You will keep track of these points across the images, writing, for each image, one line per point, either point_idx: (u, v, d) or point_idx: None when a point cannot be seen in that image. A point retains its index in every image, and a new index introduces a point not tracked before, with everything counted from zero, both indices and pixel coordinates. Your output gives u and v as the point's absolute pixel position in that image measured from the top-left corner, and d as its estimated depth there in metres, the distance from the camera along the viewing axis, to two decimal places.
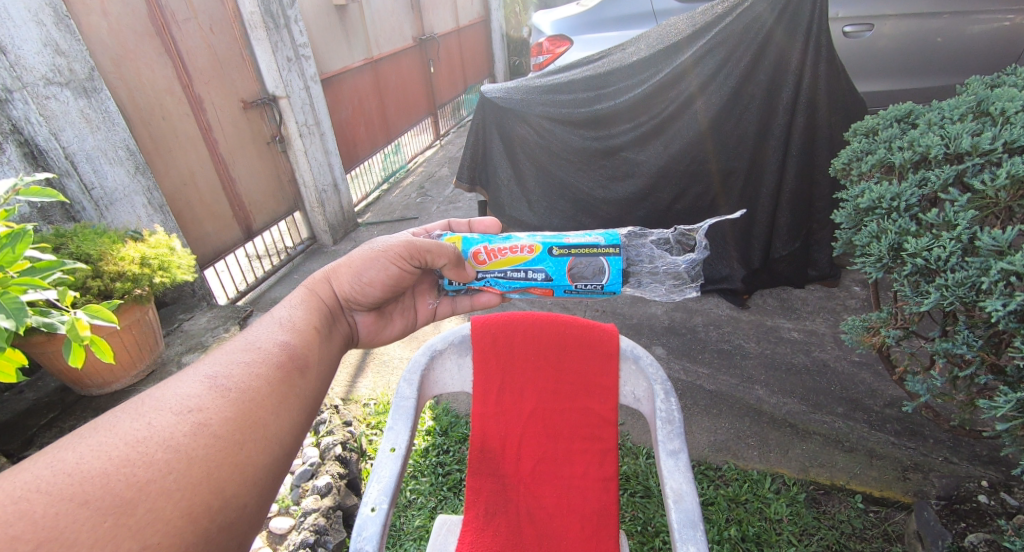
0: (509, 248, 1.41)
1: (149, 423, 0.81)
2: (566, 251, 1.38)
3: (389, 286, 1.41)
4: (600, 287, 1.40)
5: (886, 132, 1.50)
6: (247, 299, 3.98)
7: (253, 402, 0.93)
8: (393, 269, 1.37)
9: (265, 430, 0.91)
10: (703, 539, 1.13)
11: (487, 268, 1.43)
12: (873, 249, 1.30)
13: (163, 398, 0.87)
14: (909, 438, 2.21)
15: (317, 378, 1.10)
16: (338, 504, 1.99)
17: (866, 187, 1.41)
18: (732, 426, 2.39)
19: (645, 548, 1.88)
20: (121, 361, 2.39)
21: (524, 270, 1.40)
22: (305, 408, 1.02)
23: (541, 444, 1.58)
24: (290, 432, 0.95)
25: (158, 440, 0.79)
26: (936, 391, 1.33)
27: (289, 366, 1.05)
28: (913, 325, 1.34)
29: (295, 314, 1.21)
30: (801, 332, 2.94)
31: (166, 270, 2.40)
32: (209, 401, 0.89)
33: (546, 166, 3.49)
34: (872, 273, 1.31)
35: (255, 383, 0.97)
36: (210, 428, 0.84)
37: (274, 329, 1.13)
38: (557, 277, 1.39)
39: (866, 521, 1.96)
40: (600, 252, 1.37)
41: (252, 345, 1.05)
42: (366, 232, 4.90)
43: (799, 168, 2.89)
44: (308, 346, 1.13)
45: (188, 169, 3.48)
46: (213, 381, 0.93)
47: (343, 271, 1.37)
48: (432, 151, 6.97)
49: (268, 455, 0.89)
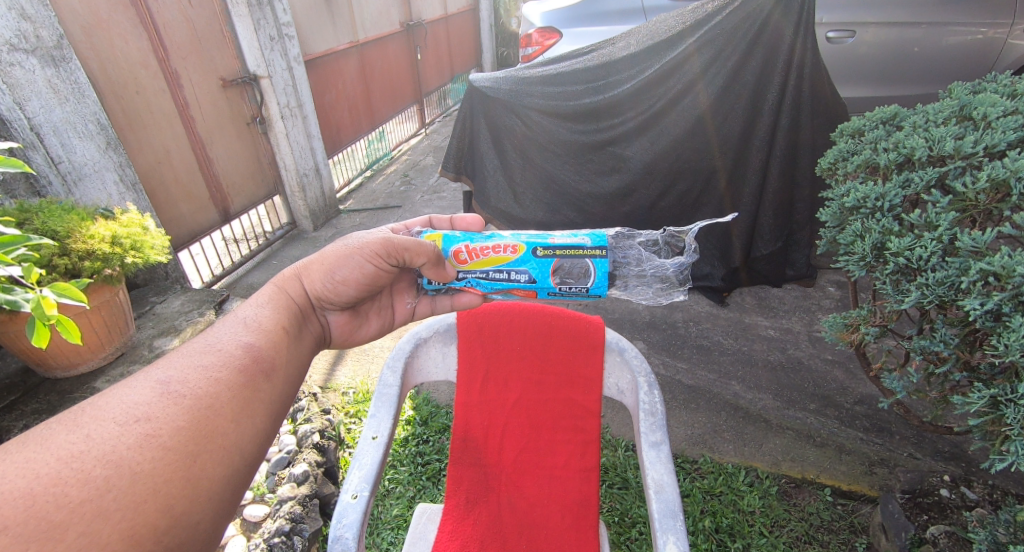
0: (492, 247, 1.31)
1: (87, 436, 0.76)
2: (550, 252, 1.29)
3: (363, 286, 1.30)
4: (585, 290, 1.31)
5: (873, 133, 1.53)
6: (223, 283, 3.88)
7: (210, 410, 0.89)
8: (368, 267, 1.27)
9: (222, 440, 0.87)
10: (682, 530, 1.14)
11: (467, 268, 1.33)
12: (857, 247, 1.32)
13: (107, 405, 0.82)
14: (877, 434, 2.29)
15: (284, 380, 1.05)
16: (315, 492, 1.94)
17: (851, 186, 1.44)
18: (709, 420, 2.44)
19: (622, 539, 1.90)
20: (88, 344, 2.29)
21: (506, 271, 1.31)
22: (268, 415, 0.97)
23: (523, 435, 1.58)
24: (251, 441, 0.92)
25: (97, 454, 0.75)
26: (912, 388, 1.36)
27: (253, 370, 0.99)
28: (891, 322, 1.37)
29: (262, 314, 1.14)
30: (777, 330, 3.01)
31: (139, 251, 2.30)
32: (159, 410, 0.84)
33: (533, 158, 3.49)
34: (855, 272, 1.34)
35: (214, 389, 0.92)
36: (159, 440, 0.80)
37: (238, 330, 1.06)
38: (540, 278, 1.31)
39: (834, 514, 2.02)
40: (586, 254, 1.28)
41: (211, 348, 0.99)
42: (347, 219, 4.81)
43: (780, 170, 2.94)
44: (274, 348, 1.08)
45: (164, 147, 3.36)
46: (165, 388, 0.88)
47: (314, 268, 1.26)
48: (417, 139, 6.88)
49: (225, 468, 0.86)
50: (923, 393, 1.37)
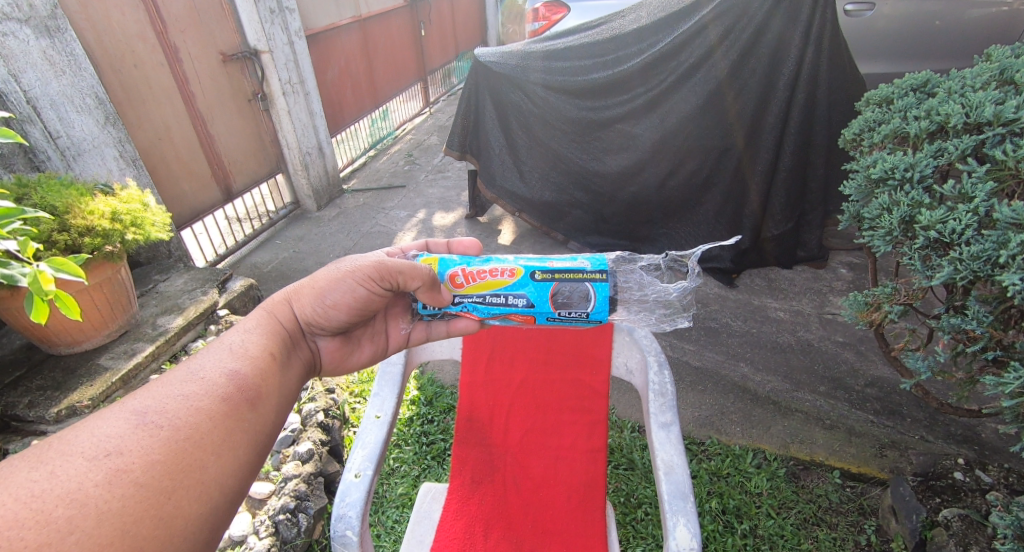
0: (488, 270, 1.13)
1: (52, 473, 0.65)
2: (550, 275, 1.10)
3: (356, 311, 1.14)
4: (585, 315, 1.11)
5: (903, 101, 1.46)
6: (226, 263, 3.86)
7: (189, 442, 0.76)
8: (361, 291, 1.10)
9: (201, 474, 0.74)
10: (693, 512, 1.10)
11: (463, 293, 1.14)
12: (883, 221, 1.27)
13: (75, 437, 0.71)
14: (887, 416, 2.25)
15: (272, 410, 0.91)
16: (320, 470, 1.93)
17: (879, 157, 1.37)
18: (717, 402, 2.41)
19: (628, 518, 1.89)
20: (91, 320, 2.27)
21: (503, 296, 1.12)
22: (254, 451, 0.83)
23: (530, 415, 1.58)
24: (233, 475, 0.78)
25: (60, 493, 0.63)
26: (937, 370, 1.30)
27: (237, 400, 0.85)
28: (918, 300, 1.30)
29: (250, 340, 0.98)
30: (787, 312, 2.95)
31: (139, 227, 2.27)
32: (133, 442, 0.72)
33: (539, 137, 3.46)
34: (880, 247, 1.30)
35: (193, 419, 0.78)
36: (131, 476, 0.68)
37: (222, 357, 0.91)
38: (539, 303, 1.11)
39: (843, 496, 1.99)
40: (586, 277, 1.09)
41: (193, 377, 0.85)
42: (352, 199, 4.76)
43: (795, 147, 2.83)
44: (263, 376, 0.92)
45: (163, 122, 3.30)
46: (140, 419, 0.75)
47: (304, 290, 1.10)
48: (422, 118, 6.78)
49: (202, 506, 0.73)
50: (948, 374, 1.32)
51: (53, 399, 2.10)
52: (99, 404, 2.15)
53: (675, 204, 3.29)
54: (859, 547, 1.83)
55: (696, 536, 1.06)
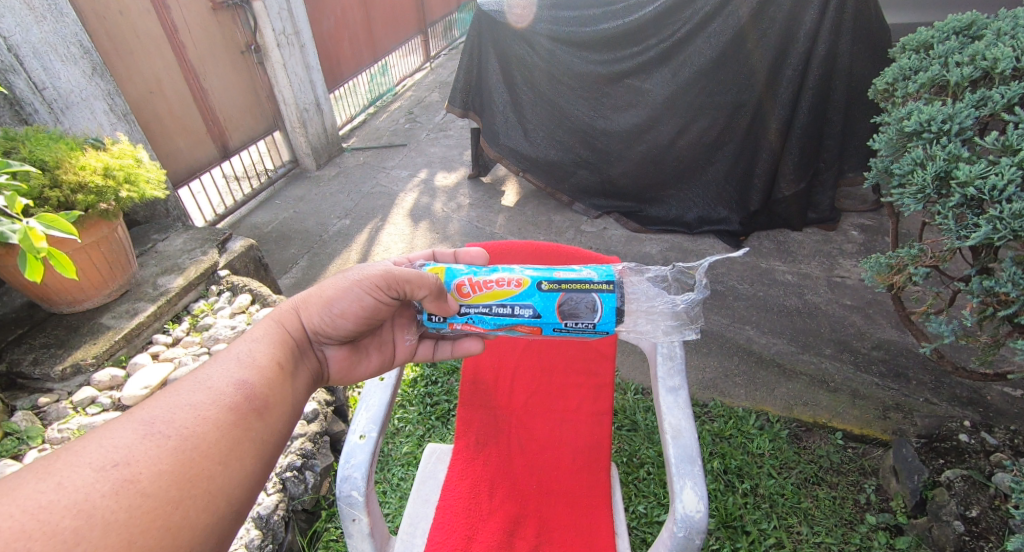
0: (496, 279, 1.07)
1: (59, 484, 0.62)
2: (556, 286, 1.04)
3: (364, 320, 1.09)
4: (591, 326, 1.05)
5: (943, 46, 1.36)
6: (226, 223, 3.80)
7: (196, 452, 0.73)
8: (368, 299, 1.06)
9: (208, 485, 0.71)
10: (700, 475, 1.08)
11: (471, 302, 1.08)
12: (916, 178, 1.20)
13: (84, 448, 0.68)
14: (893, 379, 2.24)
15: (281, 421, 0.87)
16: (325, 430, 1.94)
17: (914, 107, 1.29)
18: (721, 364, 2.41)
19: (630, 477, 1.92)
20: (90, 280, 2.25)
21: (510, 306, 1.06)
22: (262, 460, 0.80)
23: (534, 379, 1.56)
24: (240, 485, 0.75)
25: (68, 503, 0.61)
26: (960, 334, 1.26)
27: (244, 408, 0.82)
28: (945, 263, 1.25)
29: (258, 350, 0.94)
30: (795, 275, 2.90)
31: (133, 185, 2.21)
32: (141, 452, 0.69)
33: (546, 92, 3.32)
34: (910, 206, 1.23)
35: (201, 428, 0.76)
36: (138, 485, 0.66)
37: (229, 366, 0.88)
38: (546, 313, 1.04)
39: (844, 456, 2.00)
40: (593, 288, 1.04)
41: (200, 386, 0.82)
42: (352, 158, 4.64)
43: (812, 104, 2.70)
44: (271, 385, 0.89)
45: (154, 76, 3.17)
46: (148, 428, 0.72)
47: (311, 298, 1.06)
48: (423, 73, 6.52)
49: (209, 516, 0.70)
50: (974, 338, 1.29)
51: (57, 356, 2.09)
52: (104, 361, 2.15)
53: (684, 164, 3.19)
54: (859, 505, 1.85)
55: (703, 498, 1.05)
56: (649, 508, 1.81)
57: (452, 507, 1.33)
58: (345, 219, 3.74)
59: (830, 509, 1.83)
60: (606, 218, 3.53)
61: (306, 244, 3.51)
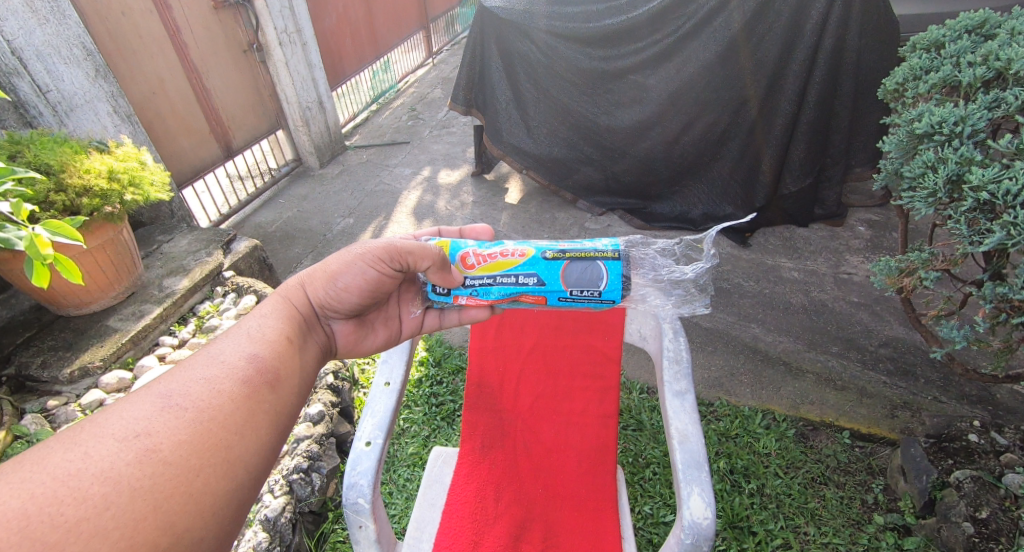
0: (501, 250, 1.08)
1: (86, 453, 0.63)
2: (561, 255, 1.05)
3: (369, 293, 1.08)
4: (597, 294, 1.03)
5: (955, 45, 1.34)
6: (230, 223, 3.81)
7: (213, 422, 0.74)
8: (372, 273, 1.05)
9: (226, 453, 0.72)
10: (707, 481, 1.07)
11: (477, 273, 1.07)
12: (927, 181, 1.19)
13: (107, 418, 0.68)
14: (901, 377, 2.22)
15: (293, 394, 0.88)
16: (331, 431, 1.96)
17: (925, 109, 1.28)
18: (727, 363, 2.40)
19: (635, 477, 1.92)
20: (96, 282, 2.25)
21: (515, 275, 1.05)
22: (277, 431, 0.81)
23: (540, 381, 1.55)
24: (256, 455, 0.76)
25: (95, 471, 0.62)
26: (972, 339, 1.25)
27: (257, 382, 0.83)
28: (957, 267, 1.23)
29: (267, 324, 0.95)
30: (801, 272, 2.88)
31: (138, 187, 2.21)
32: (161, 423, 0.70)
33: (548, 89, 3.29)
34: (921, 210, 1.22)
35: (216, 401, 0.76)
36: (160, 455, 0.67)
37: (240, 341, 0.88)
38: (551, 281, 1.04)
39: (851, 456, 1.99)
40: (598, 255, 1.04)
41: (214, 360, 0.83)
42: (355, 156, 4.63)
43: (819, 98, 2.67)
44: (281, 359, 0.90)
45: (157, 76, 3.17)
46: (166, 402, 0.73)
47: (316, 274, 1.06)
48: (425, 70, 6.49)
49: (230, 483, 0.71)
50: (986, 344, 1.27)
51: (65, 359, 2.11)
52: (111, 364, 2.17)
53: (689, 160, 3.16)
54: (866, 505, 1.84)
55: (710, 505, 1.04)
56: (655, 509, 1.81)
57: (458, 512, 1.34)
58: (349, 218, 3.74)
59: (837, 509, 1.82)
60: (610, 215, 3.51)
61: (310, 244, 3.51)
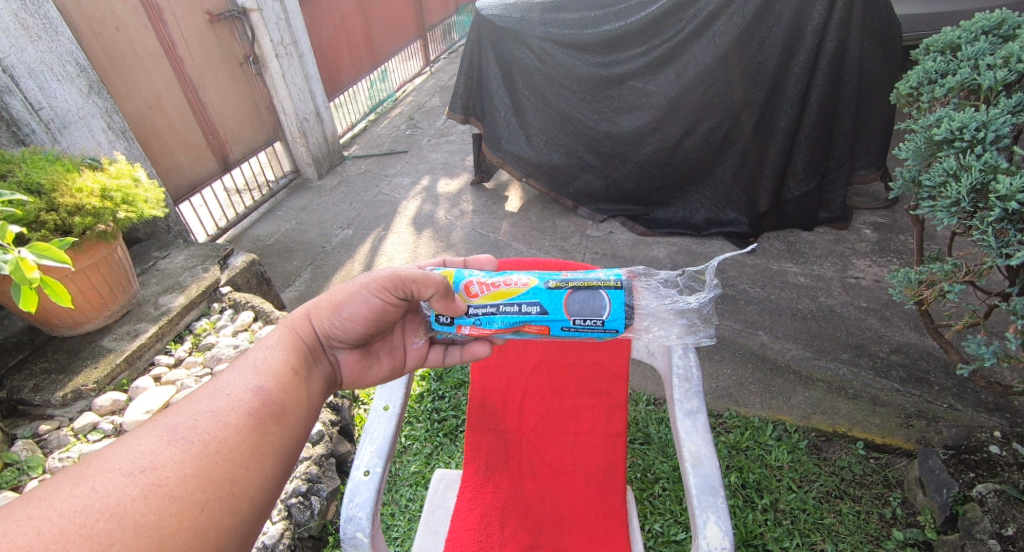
0: (505, 279, 1.03)
1: (93, 489, 0.60)
2: (564, 284, 1.00)
3: (374, 323, 1.03)
4: (600, 323, 0.97)
5: (972, 48, 1.31)
6: (227, 237, 3.77)
7: (219, 456, 0.71)
8: (376, 302, 1.01)
9: (231, 488, 0.69)
10: (724, 507, 1.02)
11: (480, 303, 1.02)
12: (950, 191, 1.15)
13: (113, 453, 0.65)
14: (914, 385, 2.17)
15: (300, 424, 0.84)
16: (331, 452, 1.91)
17: (944, 115, 1.24)
18: (734, 373, 2.34)
19: (644, 494, 1.86)
20: (90, 303, 2.21)
21: (517, 304, 1.00)
22: (283, 464, 0.78)
23: (545, 400, 1.50)
24: (263, 488, 0.73)
25: (101, 507, 0.59)
26: (1001, 355, 1.20)
27: (263, 413, 0.79)
28: (983, 279, 1.19)
29: (272, 356, 0.90)
30: (807, 277, 2.82)
31: (131, 205, 2.17)
32: (166, 457, 0.67)
33: (547, 97, 3.26)
34: (944, 220, 1.18)
35: (222, 433, 0.73)
36: (166, 489, 0.63)
37: (246, 374, 0.85)
38: (553, 310, 0.98)
39: (866, 467, 1.93)
40: (599, 284, 1.00)
41: (219, 393, 0.80)
42: (353, 166, 4.60)
43: (822, 101, 2.63)
44: (288, 390, 0.86)
45: (152, 91, 3.14)
46: (172, 435, 0.70)
47: (321, 303, 1.02)
48: (422, 78, 6.48)
49: (235, 518, 0.67)
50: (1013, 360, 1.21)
51: (57, 383, 2.06)
52: (105, 387, 2.12)
53: (691, 166, 3.12)
54: (884, 520, 1.78)
55: (728, 534, 0.99)
56: (666, 527, 1.75)
57: (462, 540, 1.28)
58: (347, 230, 3.70)
59: (854, 525, 1.76)
60: (612, 222, 3.47)
61: (309, 256, 3.47)
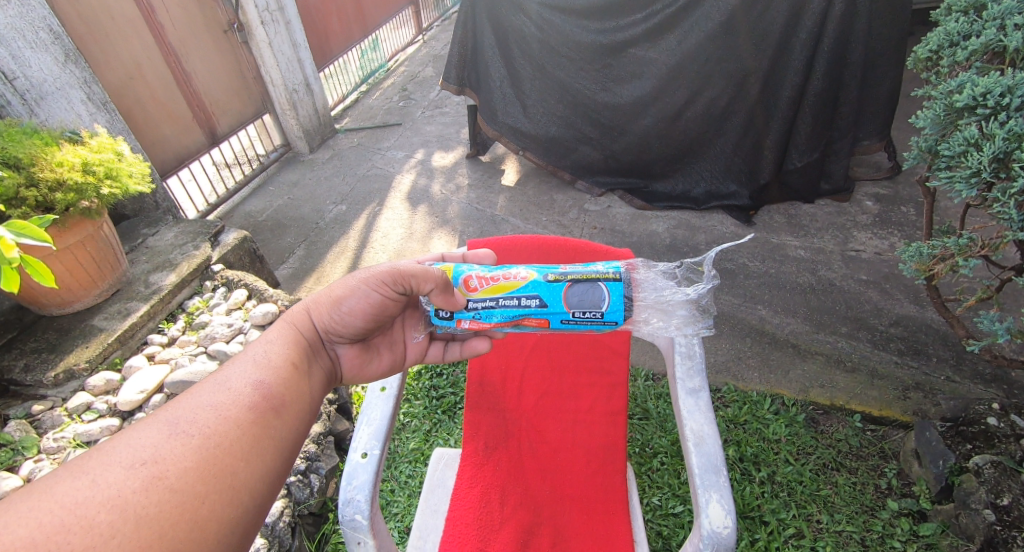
0: (504, 273, 0.99)
1: (93, 482, 0.57)
2: (563, 276, 0.96)
3: (374, 318, 0.99)
4: (599, 316, 0.94)
5: (997, 6, 1.25)
6: (218, 213, 3.69)
7: (220, 450, 0.68)
8: (376, 296, 0.96)
9: (233, 481, 0.66)
10: (726, 486, 1.01)
11: (479, 298, 0.98)
12: (971, 161, 1.13)
13: (113, 446, 0.62)
14: (912, 357, 2.17)
15: (301, 419, 0.81)
16: (329, 430, 1.91)
17: (967, 80, 1.20)
18: (733, 347, 2.33)
19: (643, 468, 1.87)
20: (78, 280, 2.16)
21: (516, 298, 0.96)
22: (284, 460, 0.75)
23: (544, 379, 1.48)
24: (264, 484, 0.69)
25: (101, 499, 0.56)
26: (1016, 332, 1.19)
27: (263, 408, 0.76)
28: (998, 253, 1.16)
29: (271, 351, 0.87)
30: (808, 251, 2.79)
31: (115, 180, 2.10)
32: (167, 450, 0.64)
33: (544, 66, 3.15)
34: (963, 192, 1.16)
35: (223, 427, 0.70)
36: (166, 482, 0.61)
37: (246, 368, 0.81)
38: (553, 302, 0.95)
39: (863, 439, 1.94)
40: (598, 276, 0.96)
41: (219, 386, 0.76)
42: (345, 139, 4.47)
43: (828, 68, 2.55)
44: (289, 386, 0.82)
45: (133, 60, 3.01)
46: (172, 429, 0.67)
47: (321, 297, 0.98)
48: (415, 48, 6.26)
49: (236, 511, 0.65)
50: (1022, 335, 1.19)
51: (48, 362, 2.03)
52: (98, 365, 2.09)
53: (692, 137, 3.03)
54: (880, 490, 1.80)
55: (730, 513, 0.98)
56: (664, 500, 1.76)
57: (462, 518, 1.28)
58: (341, 205, 3.62)
59: (850, 496, 1.78)
60: (610, 196, 3.40)
61: (302, 232, 3.40)
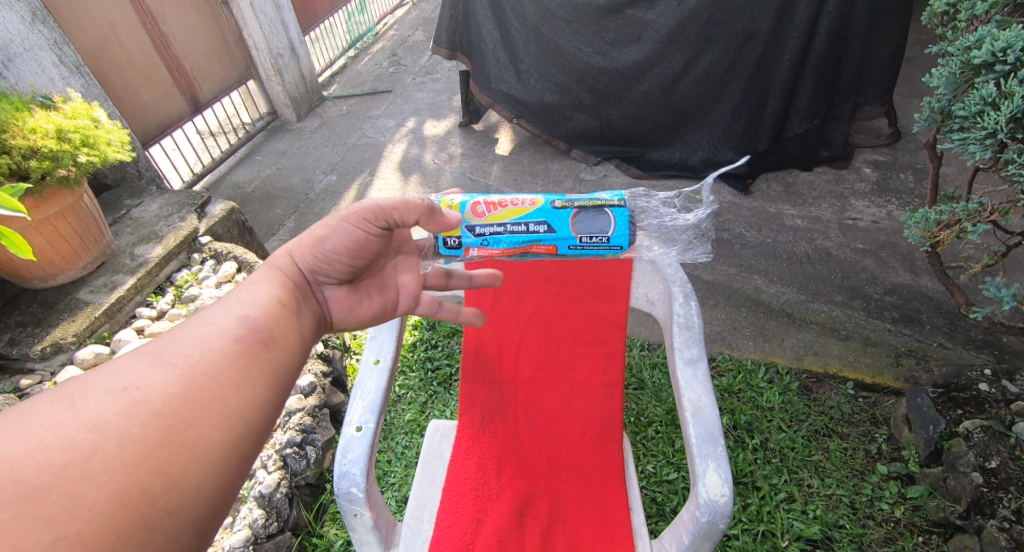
0: (510, 199, 1.02)
1: (72, 405, 0.54)
2: (570, 203, 1.00)
3: (360, 257, 0.93)
4: (606, 241, 0.98)
5: None
6: (203, 184, 3.58)
7: (207, 377, 0.64)
8: (359, 232, 0.91)
9: (223, 406, 0.63)
10: (723, 454, 1.01)
11: (485, 224, 1.01)
12: (986, 120, 1.10)
13: (95, 374, 0.59)
14: (906, 324, 2.18)
15: (294, 352, 0.78)
16: (324, 402, 1.89)
17: (986, 35, 1.16)
18: (729, 317, 2.33)
19: (638, 436, 1.88)
20: (60, 253, 2.10)
21: (524, 223, 1.00)
22: (277, 390, 0.71)
23: (540, 349, 1.48)
24: (256, 411, 0.67)
25: (81, 421, 0.53)
26: (1020, 297, 1.19)
27: (252, 339, 0.72)
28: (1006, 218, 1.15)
29: (251, 292, 0.80)
30: (805, 219, 2.76)
31: (93, 147, 2.01)
32: (150, 377, 0.61)
33: (538, 28, 3.02)
34: (976, 153, 1.13)
35: (209, 357, 0.67)
36: (150, 405, 0.58)
37: (229, 306, 0.76)
38: (561, 228, 0.99)
39: (855, 406, 1.97)
40: (605, 202, 1.00)
41: (203, 320, 0.72)
42: (334, 107, 4.32)
43: (832, 27, 2.47)
44: (278, 319, 0.78)
45: (106, 21, 2.85)
46: (156, 357, 0.64)
47: (302, 240, 0.91)
48: (405, 11, 6.00)
49: (228, 434, 0.62)
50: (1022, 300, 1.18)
51: (34, 335, 1.99)
52: (85, 339, 2.05)
53: (691, 103, 2.95)
54: (870, 455, 1.83)
55: (728, 481, 0.98)
56: (658, 468, 1.78)
57: (461, 488, 1.28)
58: (331, 175, 3.53)
59: (841, 461, 1.81)
60: (606, 165, 3.33)
61: (291, 203, 3.32)
